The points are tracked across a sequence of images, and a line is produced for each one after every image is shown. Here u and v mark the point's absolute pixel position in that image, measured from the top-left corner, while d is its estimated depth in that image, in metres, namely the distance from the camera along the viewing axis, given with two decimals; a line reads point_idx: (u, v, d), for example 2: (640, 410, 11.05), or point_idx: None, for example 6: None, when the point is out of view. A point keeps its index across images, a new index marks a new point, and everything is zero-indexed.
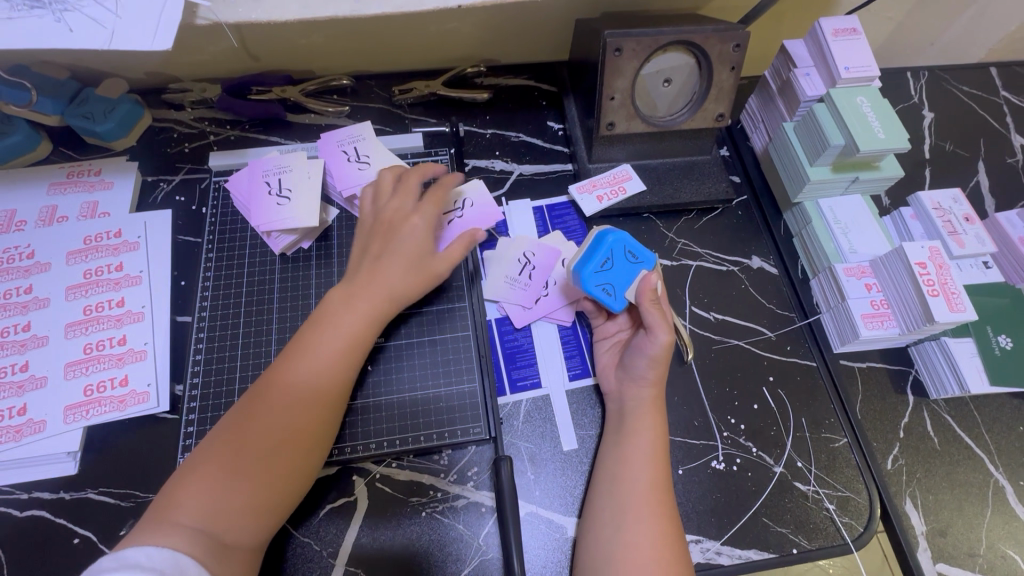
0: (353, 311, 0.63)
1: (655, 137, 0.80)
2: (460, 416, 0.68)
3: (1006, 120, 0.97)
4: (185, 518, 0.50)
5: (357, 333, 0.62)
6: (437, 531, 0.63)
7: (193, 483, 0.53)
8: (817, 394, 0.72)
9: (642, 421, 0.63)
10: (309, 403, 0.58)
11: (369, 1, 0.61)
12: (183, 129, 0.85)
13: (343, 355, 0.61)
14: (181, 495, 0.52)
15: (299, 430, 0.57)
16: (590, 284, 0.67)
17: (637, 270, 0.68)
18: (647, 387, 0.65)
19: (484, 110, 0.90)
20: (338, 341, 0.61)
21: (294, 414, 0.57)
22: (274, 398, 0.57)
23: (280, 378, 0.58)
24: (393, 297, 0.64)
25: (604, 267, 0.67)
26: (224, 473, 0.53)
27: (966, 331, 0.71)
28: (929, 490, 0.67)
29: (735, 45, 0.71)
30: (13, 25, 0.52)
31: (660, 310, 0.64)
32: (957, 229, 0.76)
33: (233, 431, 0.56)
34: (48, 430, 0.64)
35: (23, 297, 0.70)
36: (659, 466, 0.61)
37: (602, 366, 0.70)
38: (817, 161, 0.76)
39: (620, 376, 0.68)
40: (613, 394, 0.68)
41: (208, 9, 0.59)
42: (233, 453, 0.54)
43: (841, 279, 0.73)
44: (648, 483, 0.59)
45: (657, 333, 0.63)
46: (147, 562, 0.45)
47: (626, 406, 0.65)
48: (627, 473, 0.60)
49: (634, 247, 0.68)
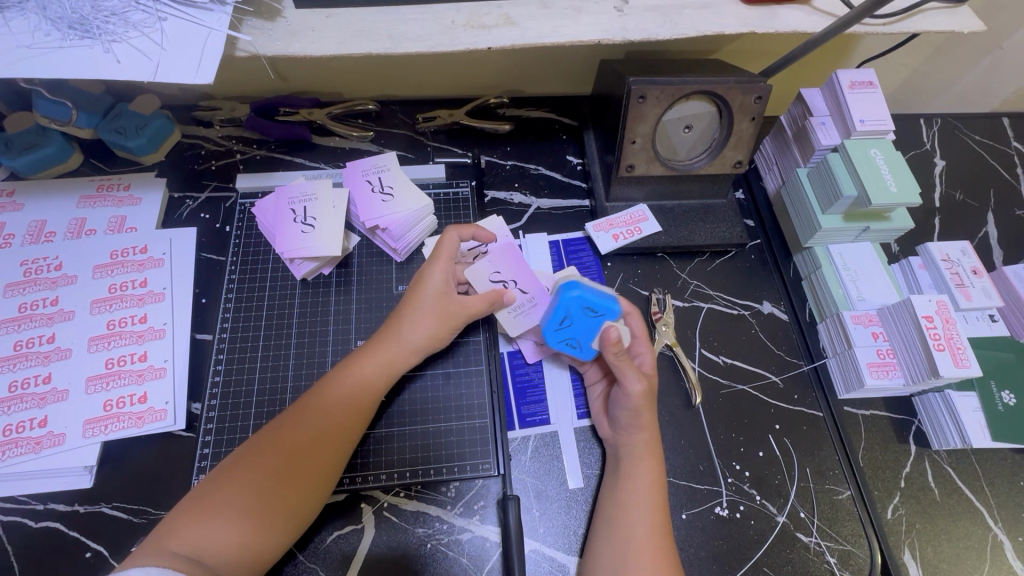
0: (373, 360, 0.66)
1: (673, 179, 0.82)
2: (470, 454, 0.69)
3: (1016, 170, 0.99)
4: (175, 547, 0.51)
5: (375, 381, 0.65)
6: (440, 564, 0.64)
7: (195, 512, 0.54)
8: (822, 444, 0.73)
9: (639, 469, 0.64)
10: (323, 442, 0.60)
11: (404, 40, 0.63)
12: (212, 146, 0.88)
13: (359, 400, 0.64)
14: (181, 523, 0.53)
15: (309, 468, 0.59)
16: (553, 340, 0.69)
17: (601, 321, 0.68)
18: (641, 433, 0.65)
19: (505, 141, 0.93)
20: (355, 385, 0.64)
21: (306, 456, 0.59)
22: (290, 434, 0.60)
23: (299, 417, 0.61)
24: (410, 351, 0.67)
25: (564, 325, 0.68)
26: (235, 504, 0.55)
27: (971, 385, 0.72)
28: (928, 543, 0.68)
29: (757, 97, 0.73)
30: (63, 53, 0.54)
31: (626, 362, 0.64)
32: (965, 281, 0.78)
33: (238, 465, 0.58)
34: (67, 443, 0.65)
35: (49, 309, 0.72)
36: (658, 511, 0.62)
37: (596, 413, 0.71)
38: (829, 209, 0.77)
39: (614, 426, 0.68)
40: (611, 442, 0.68)
41: (248, 42, 0.61)
42: (245, 487, 0.56)
43: (849, 326, 0.74)
44: (650, 530, 0.60)
45: (628, 385, 0.64)
46: None
47: (622, 451, 0.67)
48: (628, 519, 0.61)
49: (592, 300, 0.67)
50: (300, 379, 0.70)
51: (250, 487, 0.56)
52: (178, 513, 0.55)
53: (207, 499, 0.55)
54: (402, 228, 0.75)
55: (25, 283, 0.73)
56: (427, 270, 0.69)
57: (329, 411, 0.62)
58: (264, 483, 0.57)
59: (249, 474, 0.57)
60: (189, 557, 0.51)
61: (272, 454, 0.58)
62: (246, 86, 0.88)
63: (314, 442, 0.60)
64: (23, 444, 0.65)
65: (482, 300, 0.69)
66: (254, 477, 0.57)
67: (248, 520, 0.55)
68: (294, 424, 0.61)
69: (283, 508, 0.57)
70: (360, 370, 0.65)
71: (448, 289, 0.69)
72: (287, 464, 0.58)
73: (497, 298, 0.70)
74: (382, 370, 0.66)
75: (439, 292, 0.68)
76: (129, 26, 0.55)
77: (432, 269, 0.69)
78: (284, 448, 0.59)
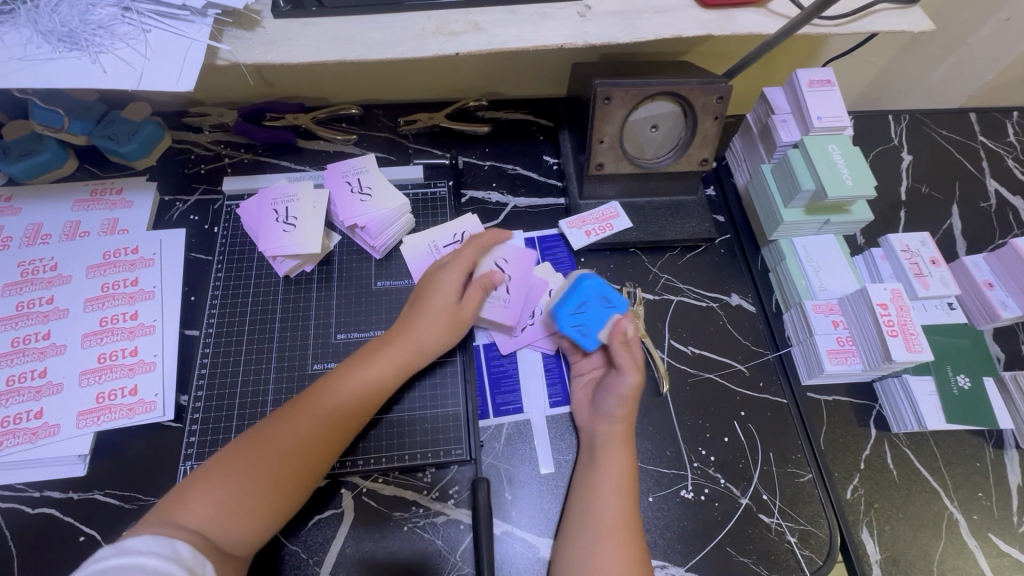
0: (383, 359, 0.69)
1: (642, 177, 0.85)
2: (443, 440, 0.72)
3: (982, 164, 1.02)
4: (183, 513, 0.54)
5: (383, 377, 0.69)
6: (416, 545, 0.67)
7: (206, 483, 0.57)
8: (785, 429, 0.76)
9: (612, 456, 0.67)
10: (332, 428, 0.64)
11: (376, 47, 0.66)
12: (201, 151, 0.91)
13: (366, 394, 0.67)
14: (191, 492, 0.56)
15: (314, 453, 0.62)
16: (566, 325, 0.74)
17: (612, 313, 0.75)
18: (619, 424, 0.69)
19: (484, 142, 0.96)
20: (367, 375, 0.68)
21: (314, 439, 0.63)
22: (298, 420, 0.63)
23: (309, 405, 0.64)
24: (421, 350, 0.71)
25: (579, 311, 0.75)
26: (242, 482, 0.58)
27: (927, 370, 0.75)
28: (886, 522, 0.71)
29: (719, 97, 0.76)
30: (53, 65, 0.58)
31: (626, 350, 0.71)
32: (924, 271, 0.80)
33: (251, 442, 0.61)
34: (61, 433, 0.69)
35: (45, 307, 0.75)
36: (629, 497, 0.65)
37: (578, 403, 0.75)
38: (791, 204, 0.80)
39: (594, 413, 0.72)
40: (588, 431, 0.72)
41: (229, 51, 0.65)
42: (253, 466, 0.59)
43: (810, 316, 0.77)
44: (619, 513, 0.64)
45: (626, 371, 0.70)
46: (145, 548, 0.47)
47: (597, 441, 0.70)
48: (600, 503, 0.65)
49: (607, 292, 0.76)
50: (282, 371, 0.74)
51: (258, 466, 0.59)
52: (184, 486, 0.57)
53: (215, 475, 0.58)
54: (379, 226, 0.79)
55: (22, 283, 0.77)
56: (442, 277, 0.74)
57: (338, 402, 0.65)
58: (272, 464, 0.60)
59: (262, 450, 0.60)
60: (195, 524, 0.54)
61: (281, 438, 0.61)
62: (233, 92, 0.92)
63: (321, 429, 0.63)
64: (20, 435, 0.68)
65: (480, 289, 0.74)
66: (262, 459, 0.60)
67: (254, 497, 0.58)
68: (304, 411, 0.64)
69: (287, 488, 0.60)
70: (369, 365, 0.69)
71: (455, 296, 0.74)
72: (296, 445, 0.61)
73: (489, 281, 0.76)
74: (390, 368, 0.69)
75: (449, 299, 0.73)
76: (115, 38, 0.59)
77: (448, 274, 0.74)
78: (293, 433, 0.62)
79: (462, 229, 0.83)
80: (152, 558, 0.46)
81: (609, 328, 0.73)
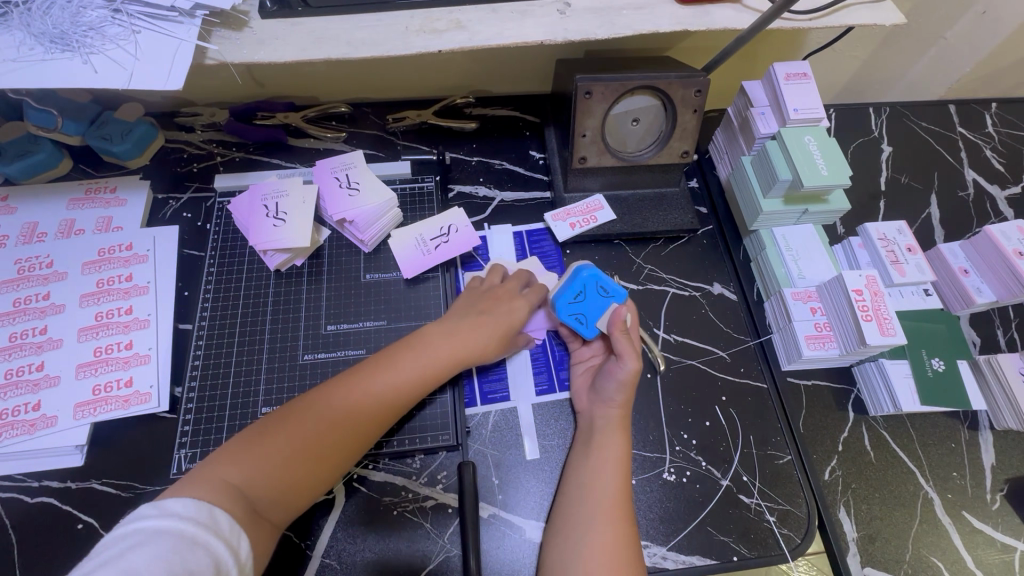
0: (440, 351, 0.70)
1: (625, 170, 0.87)
2: (431, 426, 0.74)
3: (961, 154, 1.04)
4: (231, 478, 0.56)
5: (437, 369, 0.70)
6: (405, 529, 0.69)
7: (255, 453, 0.59)
8: (765, 413, 0.78)
9: (610, 438, 0.70)
10: (380, 413, 0.65)
11: (361, 45, 0.68)
12: (193, 150, 0.93)
13: (417, 384, 0.68)
14: (241, 458, 0.58)
15: (358, 437, 0.64)
16: (564, 314, 0.75)
17: (609, 303, 0.75)
18: (615, 408, 0.71)
19: (471, 138, 0.98)
20: (421, 365, 0.69)
21: (362, 421, 0.64)
22: (351, 401, 0.64)
23: (363, 388, 0.65)
24: (477, 349, 0.72)
25: (577, 300, 0.76)
26: (291, 454, 0.60)
27: (903, 354, 0.77)
28: (862, 501, 0.73)
29: (697, 90, 0.78)
30: (46, 65, 0.60)
31: (628, 339, 0.71)
32: (900, 258, 0.82)
33: (303, 416, 0.62)
34: (59, 425, 0.70)
35: (42, 303, 0.77)
36: (622, 478, 0.67)
37: (576, 387, 0.77)
38: (769, 194, 0.82)
39: (593, 398, 0.74)
40: (586, 414, 0.74)
41: (217, 51, 0.67)
42: (303, 440, 0.61)
43: (789, 302, 0.79)
44: (614, 492, 0.66)
45: (626, 360, 0.70)
46: (184, 512, 0.49)
47: (596, 424, 0.72)
48: (597, 483, 0.67)
49: (604, 283, 0.76)
50: (274, 363, 0.76)
51: (307, 442, 0.61)
52: (234, 445, 0.59)
53: (266, 442, 0.60)
54: (367, 220, 0.81)
55: (19, 280, 0.79)
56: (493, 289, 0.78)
57: (391, 388, 0.66)
58: (320, 443, 0.61)
59: (312, 426, 0.62)
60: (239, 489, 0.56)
61: (333, 418, 0.63)
62: (224, 91, 0.94)
63: (370, 414, 0.64)
64: (18, 426, 0.70)
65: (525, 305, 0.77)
66: (312, 433, 0.61)
67: (299, 470, 0.60)
68: (360, 390, 0.65)
69: (328, 467, 0.62)
70: (426, 352, 0.70)
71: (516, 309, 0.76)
72: (343, 427, 0.63)
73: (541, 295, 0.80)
74: (445, 358, 0.70)
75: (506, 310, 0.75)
76: (105, 39, 0.61)
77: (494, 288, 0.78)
78: (345, 415, 0.63)
79: (448, 223, 0.84)
80: (190, 525, 0.48)
81: (607, 317, 0.74)
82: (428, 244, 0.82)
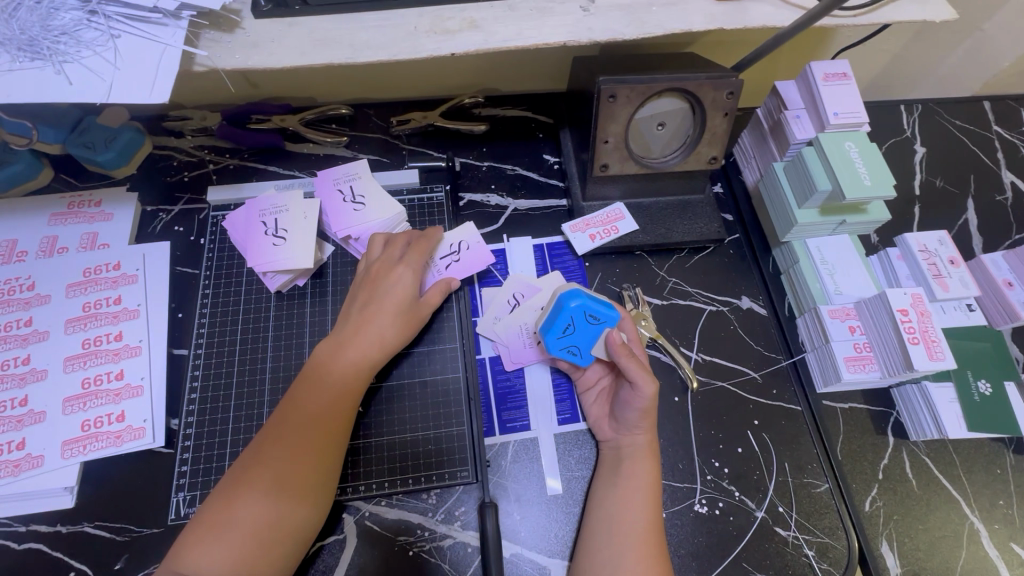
0: (343, 363, 0.65)
1: (648, 177, 0.81)
2: (448, 459, 0.70)
3: (998, 155, 0.98)
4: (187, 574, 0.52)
5: (346, 379, 0.65)
6: (423, 570, 0.65)
7: (201, 543, 0.54)
8: (800, 439, 0.74)
9: (638, 466, 0.65)
10: (312, 448, 0.60)
11: (365, 48, 0.62)
12: (184, 157, 0.87)
13: (336, 403, 0.63)
14: (192, 554, 0.53)
15: (304, 478, 0.58)
16: (555, 348, 0.69)
17: (601, 329, 0.69)
18: (642, 434, 0.67)
19: (481, 141, 0.91)
20: (333, 385, 0.64)
21: (295, 462, 0.59)
22: (278, 443, 0.60)
23: (286, 425, 0.61)
24: (381, 348, 0.67)
25: (567, 333, 0.69)
26: (242, 515, 0.55)
27: (947, 376, 0.72)
28: (904, 533, 0.69)
29: (729, 92, 0.72)
30: (14, 76, 0.53)
31: (635, 363, 0.65)
32: (942, 272, 0.77)
33: (237, 482, 0.57)
34: (46, 464, 0.65)
35: (23, 330, 0.71)
36: (653, 512, 0.62)
37: (595, 417, 0.71)
38: (805, 204, 0.77)
39: (615, 426, 0.69)
40: (611, 442, 0.69)
41: (206, 56, 0.60)
42: (251, 498, 0.56)
43: (826, 321, 0.74)
44: (645, 527, 0.61)
45: (641, 387, 0.64)
46: None
47: (624, 452, 0.67)
48: (624, 517, 0.62)
49: (595, 309, 0.68)
50: (277, 393, 0.71)
51: (255, 498, 0.56)
52: (187, 530, 0.55)
53: (213, 517, 0.55)
54: None
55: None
56: (389, 265, 0.71)
57: (313, 416, 0.61)
58: (268, 493, 0.56)
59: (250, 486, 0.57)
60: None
61: (270, 464, 0.58)
62: (214, 93, 0.87)
63: (301, 446, 0.59)
64: (2, 467, 0.65)
65: (415, 278, 0.71)
66: (251, 491, 0.56)
67: (258, 531, 0.55)
68: (276, 436, 0.60)
69: (289, 514, 0.57)
70: (334, 372, 0.65)
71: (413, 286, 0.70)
72: (281, 475, 0.58)
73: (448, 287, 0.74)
74: (351, 370, 0.65)
75: (401, 291, 0.69)
76: (80, 44, 0.54)
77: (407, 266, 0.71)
78: (277, 457, 0.58)
79: (458, 240, 0.79)
80: None
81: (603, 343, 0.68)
82: (369, 258, 0.73)
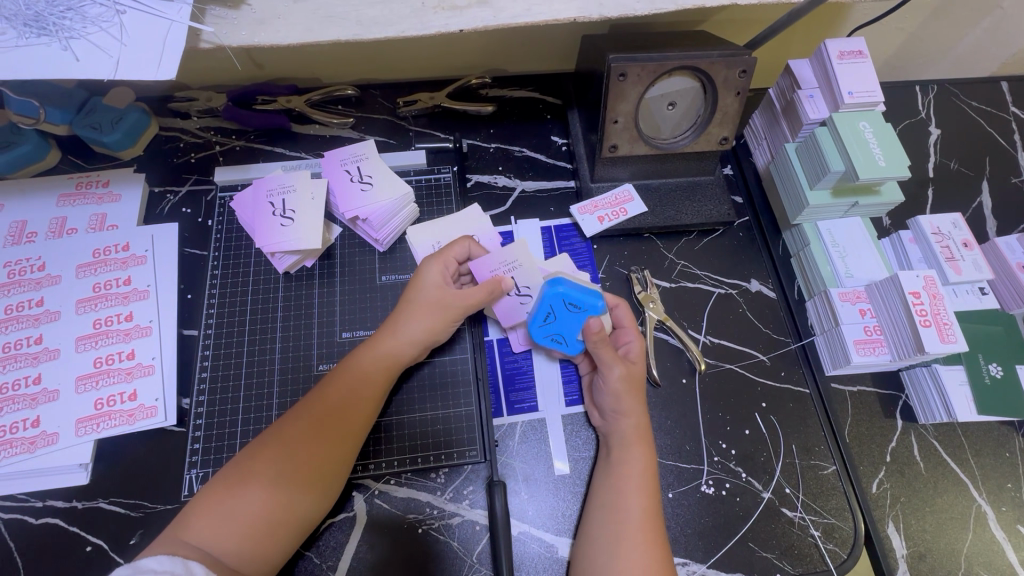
0: (371, 358, 0.66)
1: (658, 158, 0.80)
2: (458, 439, 0.71)
3: (1014, 137, 0.96)
4: (191, 539, 0.53)
5: (372, 371, 0.65)
6: (432, 547, 0.66)
7: (204, 515, 0.55)
8: (808, 421, 0.73)
9: (630, 453, 0.65)
10: (329, 437, 0.60)
11: (372, 26, 0.61)
12: (190, 138, 0.86)
13: (360, 395, 0.64)
14: (195, 521, 0.54)
15: (315, 466, 0.59)
16: (540, 336, 0.70)
17: (584, 316, 0.68)
18: (628, 418, 0.66)
19: (488, 123, 0.90)
20: (358, 381, 0.64)
21: (311, 452, 0.59)
22: (298, 430, 0.60)
23: (304, 413, 0.61)
24: (406, 343, 0.68)
25: (549, 321, 0.69)
26: (253, 497, 0.56)
27: (958, 359, 0.72)
28: (911, 516, 0.69)
29: (741, 71, 0.71)
30: (20, 52, 0.53)
31: (608, 349, 0.65)
32: (955, 255, 0.77)
33: (250, 463, 0.58)
34: (61, 442, 0.66)
35: (35, 310, 0.72)
36: (649, 494, 0.63)
37: (588, 402, 0.72)
38: (817, 185, 0.76)
39: (603, 413, 0.69)
40: (602, 428, 0.69)
41: (212, 33, 0.60)
42: (263, 482, 0.57)
43: (836, 304, 0.73)
44: (641, 511, 0.61)
45: (608, 370, 0.66)
46: (160, 568, 0.44)
47: (614, 438, 0.67)
48: (623, 504, 0.62)
49: (575, 297, 0.67)
50: (286, 372, 0.71)
51: (267, 482, 0.57)
52: (196, 502, 0.56)
53: (225, 494, 0.56)
54: (382, 218, 0.76)
55: (10, 284, 0.73)
56: (424, 262, 0.71)
57: (335, 408, 0.62)
58: (279, 479, 0.57)
59: (264, 469, 0.57)
60: (202, 549, 0.52)
61: (284, 450, 0.59)
62: (219, 73, 0.86)
63: (317, 436, 0.60)
64: (17, 444, 0.66)
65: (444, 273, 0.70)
66: (263, 474, 0.57)
67: (260, 514, 0.55)
68: (296, 425, 0.60)
69: (300, 500, 0.58)
70: (360, 367, 0.65)
71: (445, 281, 0.70)
72: (296, 462, 0.58)
73: (496, 287, 0.69)
74: (378, 366, 0.66)
75: (436, 287, 0.69)
76: (86, 20, 0.54)
77: (429, 262, 0.70)
78: (291, 445, 0.59)
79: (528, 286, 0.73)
80: None
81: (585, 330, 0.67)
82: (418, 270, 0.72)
